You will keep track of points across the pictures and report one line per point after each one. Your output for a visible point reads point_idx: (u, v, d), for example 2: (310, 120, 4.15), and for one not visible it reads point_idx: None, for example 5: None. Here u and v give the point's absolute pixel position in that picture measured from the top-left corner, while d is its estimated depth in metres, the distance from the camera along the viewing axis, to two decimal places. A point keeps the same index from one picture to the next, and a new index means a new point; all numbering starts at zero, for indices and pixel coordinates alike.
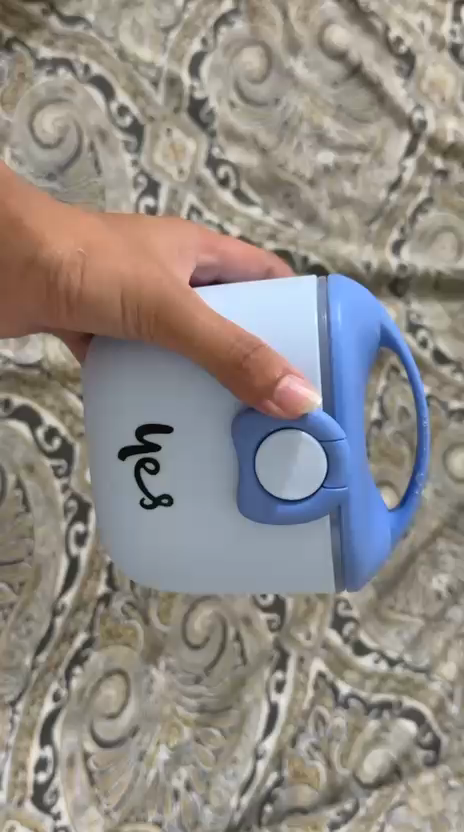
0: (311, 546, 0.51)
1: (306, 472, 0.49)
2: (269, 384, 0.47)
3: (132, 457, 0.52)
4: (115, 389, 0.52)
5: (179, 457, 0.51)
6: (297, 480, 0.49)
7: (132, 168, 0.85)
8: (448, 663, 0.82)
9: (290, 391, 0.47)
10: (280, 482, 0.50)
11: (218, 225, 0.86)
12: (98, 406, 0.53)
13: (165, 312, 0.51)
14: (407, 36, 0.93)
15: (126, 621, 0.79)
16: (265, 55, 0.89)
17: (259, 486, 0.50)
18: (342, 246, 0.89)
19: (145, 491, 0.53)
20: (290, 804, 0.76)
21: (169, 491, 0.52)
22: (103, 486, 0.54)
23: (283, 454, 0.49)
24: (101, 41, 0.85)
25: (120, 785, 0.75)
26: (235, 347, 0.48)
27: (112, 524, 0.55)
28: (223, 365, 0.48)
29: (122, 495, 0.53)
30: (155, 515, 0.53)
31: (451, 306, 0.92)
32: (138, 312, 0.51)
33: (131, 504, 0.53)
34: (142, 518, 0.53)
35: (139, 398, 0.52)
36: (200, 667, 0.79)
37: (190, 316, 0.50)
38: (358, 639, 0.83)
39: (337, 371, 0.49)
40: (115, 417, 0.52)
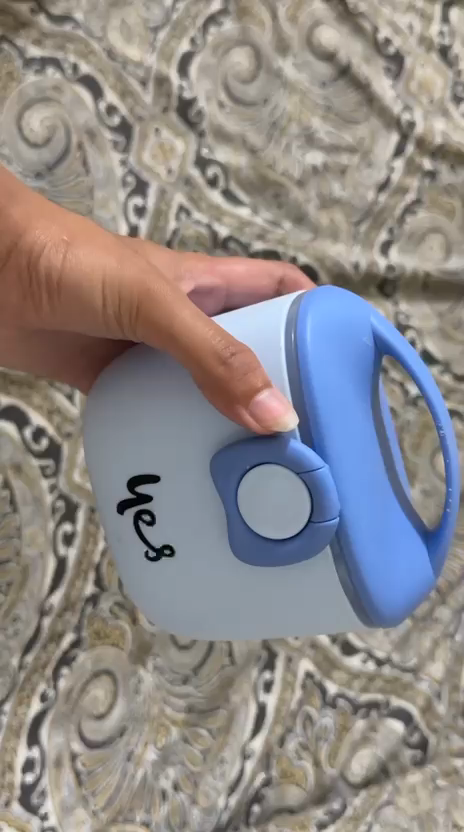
0: (317, 581, 0.47)
1: (291, 505, 0.46)
2: (245, 391, 0.45)
3: (131, 510, 0.52)
4: (111, 436, 0.52)
5: (171, 504, 0.50)
6: (282, 514, 0.46)
7: (121, 168, 0.84)
8: (435, 663, 0.83)
9: (268, 405, 0.45)
10: (264, 518, 0.47)
11: (207, 225, 0.86)
12: (98, 456, 0.53)
13: (144, 301, 0.51)
14: (395, 37, 0.93)
15: (114, 621, 0.79)
16: (254, 55, 0.89)
17: (243, 522, 0.47)
18: (330, 246, 0.90)
19: (148, 543, 0.51)
20: (277, 804, 0.76)
21: (169, 541, 0.50)
22: (115, 542, 0.54)
23: (266, 487, 0.46)
24: (90, 41, 0.84)
25: (108, 786, 0.74)
26: (210, 352, 0.46)
27: (130, 579, 0.54)
28: (201, 372, 0.47)
29: (130, 549, 0.53)
30: (160, 564, 0.52)
31: (439, 306, 0.93)
32: (118, 300, 0.52)
33: (140, 557, 0.53)
34: (152, 569, 0.52)
35: (132, 440, 0.51)
36: (188, 667, 0.80)
37: (169, 308, 0.49)
38: (346, 639, 0.84)
39: (308, 378, 0.46)
40: (112, 464, 0.52)
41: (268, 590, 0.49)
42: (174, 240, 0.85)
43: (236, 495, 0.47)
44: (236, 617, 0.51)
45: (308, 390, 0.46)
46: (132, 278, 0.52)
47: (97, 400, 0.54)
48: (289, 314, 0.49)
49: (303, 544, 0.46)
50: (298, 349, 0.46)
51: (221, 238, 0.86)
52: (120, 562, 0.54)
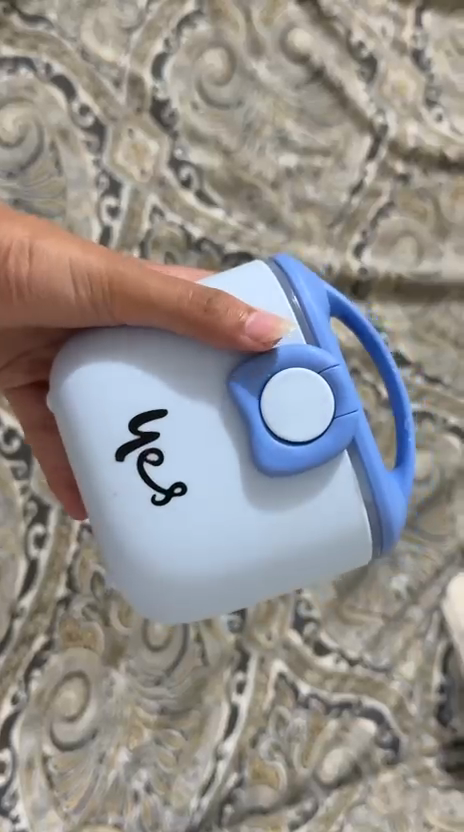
0: (338, 495, 0.48)
1: (309, 408, 0.48)
2: (237, 319, 0.46)
3: (133, 455, 0.48)
4: (98, 392, 0.48)
5: (183, 433, 0.48)
6: (302, 420, 0.48)
7: (94, 168, 0.84)
8: (407, 663, 0.84)
9: (260, 324, 0.47)
10: (286, 424, 0.48)
11: (180, 225, 0.86)
12: (84, 417, 0.48)
13: (113, 276, 0.49)
14: (369, 40, 0.93)
15: (86, 622, 0.79)
16: (227, 56, 0.89)
17: (268, 429, 0.48)
18: (304, 247, 0.90)
19: (155, 486, 0.48)
20: (250, 805, 0.76)
21: (181, 478, 0.48)
22: (106, 506, 0.48)
23: (288, 395, 0.48)
24: (63, 40, 0.85)
25: (81, 788, 0.74)
26: (189, 300, 0.47)
27: (124, 549, 0.48)
28: (184, 321, 0.47)
29: (130, 506, 0.48)
30: (170, 510, 0.48)
31: (411, 308, 0.93)
32: (87, 281, 0.50)
33: (141, 512, 0.48)
34: (157, 523, 0.48)
35: (128, 386, 0.48)
36: (161, 668, 0.79)
37: (139, 279, 0.49)
38: (319, 639, 0.84)
39: (311, 310, 0.49)
40: (104, 415, 0.48)
41: (290, 515, 0.48)
42: (148, 240, 0.85)
43: (258, 403, 0.48)
44: (252, 561, 0.48)
45: (313, 320, 0.49)
46: (99, 259, 0.51)
47: (69, 364, 0.49)
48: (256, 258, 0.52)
49: (329, 446, 0.48)
50: (293, 287, 0.50)
51: (194, 238, 0.86)
52: (111, 533, 0.49)
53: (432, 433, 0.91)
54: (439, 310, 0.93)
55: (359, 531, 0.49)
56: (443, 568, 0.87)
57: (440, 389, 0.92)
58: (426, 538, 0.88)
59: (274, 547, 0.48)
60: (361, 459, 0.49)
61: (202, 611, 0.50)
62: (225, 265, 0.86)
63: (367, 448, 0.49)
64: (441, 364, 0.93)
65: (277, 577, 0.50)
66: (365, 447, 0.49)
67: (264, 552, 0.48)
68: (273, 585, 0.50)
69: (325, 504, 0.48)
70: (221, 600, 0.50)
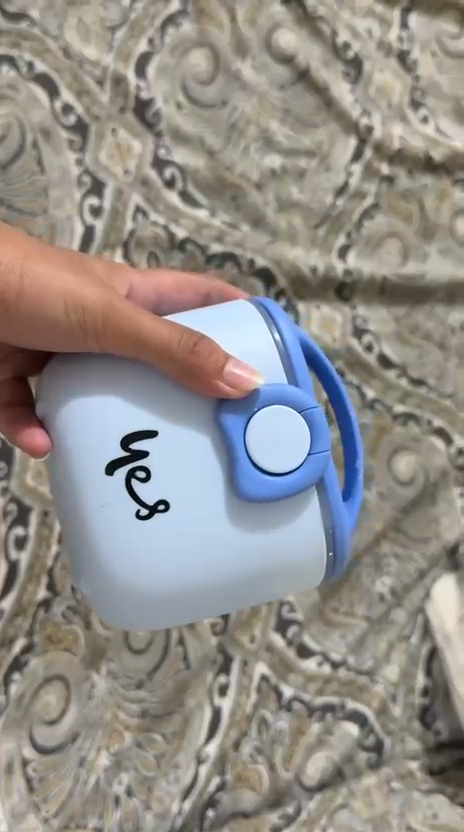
0: (306, 525, 0.50)
1: (287, 444, 0.49)
2: (217, 364, 0.47)
3: (120, 472, 0.48)
4: (89, 411, 0.48)
5: (169, 457, 0.48)
6: (278, 451, 0.49)
7: (77, 167, 0.83)
8: (391, 665, 0.85)
9: (236, 372, 0.47)
10: (266, 455, 0.49)
11: (164, 226, 0.86)
12: (73, 435, 0.48)
13: (107, 310, 0.49)
14: (354, 41, 0.93)
15: (67, 626, 0.78)
16: (212, 57, 0.88)
17: (249, 459, 0.48)
18: (288, 249, 0.90)
19: (140, 502, 0.48)
20: (232, 809, 0.76)
21: (164, 497, 0.48)
22: (88, 519, 0.48)
23: (268, 426, 0.49)
24: (46, 38, 0.83)
25: (60, 793, 0.72)
26: (176, 339, 0.47)
27: (103, 561, 0.49)
28: (167, 361, 0.47)
29: (113, 520, 0.48)
30: (152, 527, 0.48)
31: (396, 310, 0.93)
32: (80, 312, 0.49)
33: (124, 527, 0.48)
34: (140, 538, 0.48)
35: (120, 408, 0.48)
36: (143, 672, 0.79)
37: (133, 316, 0.48)
38: (302, 641, 0.84)
39: (293, 351, 0.50)
40: (94, 432, 0.48)
41: (264, 539, 0.49)
42: (131, 241, 0.84)
43: (242, 433, 0.49)
44: (228, 577, 0.50)
45: (294, 361, 0.50)
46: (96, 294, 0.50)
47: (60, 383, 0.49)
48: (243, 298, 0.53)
49: (302, 479, 0.49)
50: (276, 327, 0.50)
51: (178, 239, 0.86)
52: (89, 543, 0.49)
53: (417, 434, 0.91)
54: (423, 312, 0.94)
55: (316, 559, 0.51)
56: (427, 568, 0.88)
57: (425, 390, 0.92)
58: (411, 540, 0.89)
59: (248, 564, 0.50)
60: (327, 496, 0.51)
61: (171, 620, 0.51)
62: (209, 266, 0.86)
63: (332, 486, 0.51)
64: (426, 365, 0.93)
65: (246, 592, 0.51)
66: (330, 485, 0.51)
67: (239, 568, 0.49)
68: (240, 597, 0.51)
69: (295, 527, 0.50)
70: (192, 611, 0.51)
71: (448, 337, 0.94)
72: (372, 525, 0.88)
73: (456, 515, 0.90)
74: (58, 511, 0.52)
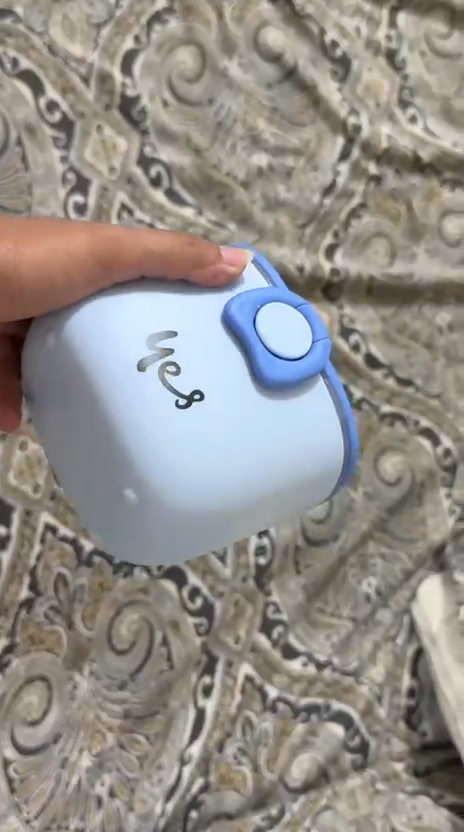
0: (320, 410, 0.51)
1: (293, 331, 0.51)
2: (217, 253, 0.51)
3: (153, 367, 0.47)
4: (116, 317, 0.48)
5: (195, 346, 0.49)
6: (287, 339, 0.51)
7: (61, 164, 0.81)
8: (376, 666, 0.84)
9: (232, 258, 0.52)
10: (279, 340, 0.50)
11: (149, 225, 0.84)
12: (101, 341, 0.47)
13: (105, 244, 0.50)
14: (343, 40, 0.93)
15: (49, 626, 0.77)
16: (199, 55, 0.88)
17: (263, 341, 0.50)
18: (276, 248, 0.89)
19: (177, 393, 0.47)
20: (215, 810, 0.75)
21: (198, 386, 0.48)
22: (123, 421, 0.47)
23: (276, 318, 0.51)
24: (30, 34, 0.82)
25: (42, 794, 0.72)
26: (176, 243, 0.51)
27: (141, 461, 0.46)
28: (177, 261, 0.50)
29: (153, 416, 0.47)
30: (191, 416, 0.47)
31: (383, 310, 0.93)
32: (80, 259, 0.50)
33: (164, 419, 0.47)
34: (181, 428, 0.47)
35: (142, 310, 0.49)
36: (126, 673, 0.78)
37: (129, 240, 0.51)
38: (288, 642, 0.84)
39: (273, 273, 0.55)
40: (122, 335, 0.48)
41: (288, 426, 0.50)
42: None
43: (255, 321, 0.50)
44: (263, 468, 0.49)
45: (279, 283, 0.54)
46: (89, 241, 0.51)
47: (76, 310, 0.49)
48: None
49: (313, 361, 0.51)
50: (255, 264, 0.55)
51: None
52: (127, 446, 0.46)
53: (404, 434, 0.91)
54: (411, 312, 0.94)
55: (334, 448, 0.52)
56: (413, 568, 0.88)
57: (412, 391, 0.92)
58: (397, 540, 0.89)
59: (280, 452, 0.49)
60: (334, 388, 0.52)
61: (207, 530, 0.49)
62: None
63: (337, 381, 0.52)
64: (413, 365, 0.93)
65: (277, 491, 0.50)
66: (335, 380, 0.52)
67: (272, 459, 0.49)
68: (268, 503, 0.51)
69: (311, 413, 0.51)
70: (229, 517, 0.49)
71: (435, 337, 0.94)
72: (358, 524, 0.88)
73: (443, 516, 0.90)
74: (77, 442, 0.50)
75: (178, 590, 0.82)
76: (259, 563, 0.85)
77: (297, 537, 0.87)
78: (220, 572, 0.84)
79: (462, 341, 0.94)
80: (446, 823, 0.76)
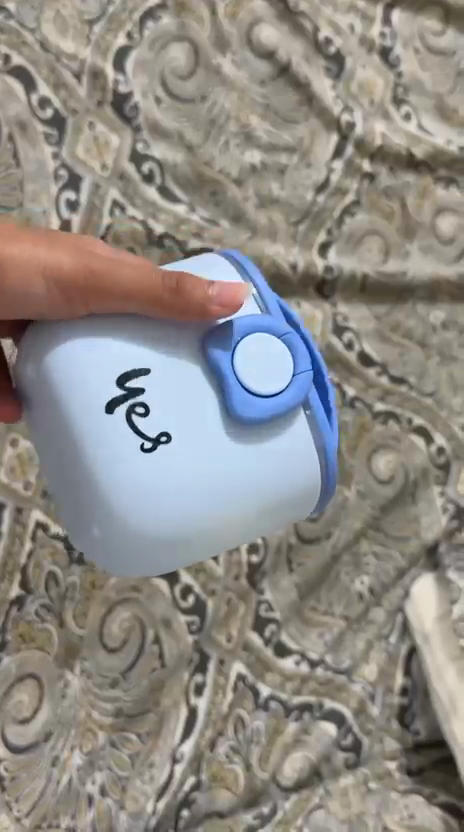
0: (298, 446, 0.49)
1: (273, 366, 0.48)
2: (204, 296, 0.47)
3: (120, 410, 0.46)
4: (85, 349, 0.46)
5: (169, 387, 0.47)
6: (266, 374, 0.48)
7: (53, 161, 0.81)
8: (369, 664, 0.84)
9: (224, 296, 0.47)
10: (256, 378, 0.48)
11: (142, 222, 0.83)
12: (71, 374, 0.46)
13: (88, 271, 0.48)
14: (336, 37, 0.93)
15: (41, 624, 0.76)
16: (192, 52, 0.88)
17: (239, 380, 0.47)
18: (269, 245, 0.89)
19: (143, 434, 0.46)
20: (207, 809, 0.75)
21: (166, 428, 0.46)
22: (88, 458, 0.46)
23: (255, 352, 0.48)
24: (22, 30, 0.81)
25: (32, 793, 0.71)
26: (160, 283, 0.47)
27: (103, 500, 0.46)
28: (157, 300, 0.47)
29: (117, 456, 0.45)
30: (156, 459, 0.46)
31: (377, 307, 0.93)
32: (59, 277, 0.49)
33: (128, 460, 0.45)
34: (144, 470, 0.45)
35: (113, 344, 0.47)
36: (117, 671, 0.78)
37: (114, 270, 0.48)
38: (280, 640, 0.84)
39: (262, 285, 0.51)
40: (92, 368, 0.46)
41: (261, 468, 0.48)
42: (108, 236, 0.82)
43: (232, 358, 0.47)
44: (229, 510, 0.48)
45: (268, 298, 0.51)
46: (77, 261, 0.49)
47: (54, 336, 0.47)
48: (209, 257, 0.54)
49: (292, 397, 0.48)
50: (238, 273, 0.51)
51: (156, 234, 0.83)
52: (90, 481, 0.46)
53: (397, 433, 0.91)
54: (405, 311, 0.94)
55: (311, 481, 0.50)
56: (406, 567, 0.88)
57: (405, 389, 0.92)
58: (390, 539, 0.88)
59: (250, 496, 0.48)
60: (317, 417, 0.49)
61: (171, 561, 0.49)
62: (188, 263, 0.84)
63: (321, 409, 0.50)
64: (407, 364, 0.93)
65: (246, 526, 0.49)
66: (319, 408, 0.50)
67: (240, 501, 0.48)
68: (240, 534, 0.50)
69: (289, 452, 0.49)
70: (193, 551, 0.48)
71: (429, 336, 0.94)
72: (351, 524, 0.88)
73: (436, 515, 0.89)
74: (51, 464, 0.49)
75: (170, 588, 0.82)
76: (251, 562, 0.85)
77: (289, 535, 0.87)
78: (212, 569, 0.84)
79: (456, 341, 0.94)
80: (439, 823, 0.77)
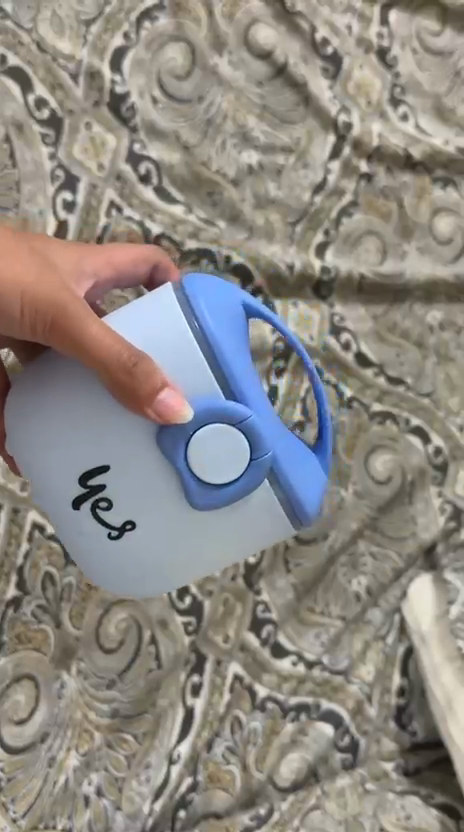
0: (260, 512, 0.53)
1: (227, 454, 0.51)
2: (150, 392, 0.48)
3: (87, 503, 0.53)
4: (51, 444, 0.52)
5: (126, 481, 0.52)
6: (221, 462, 0.51)
7: (50, 161, 0.80)
8: (366, 664, 0.84)
9: (170, 401, 0.49)
10: (209, 469, 0.51)
11: (139, 223, 0.83)
12: (43, 466, 0.52)
13: (63, 319, 0.52)
14: (333, 37, 0.93)
15: (37, 625, 0.76)
16: (189, 53, 0.86)
17: (191, 476, 0.51)
18: (265, 246, 0.89)
19: (109, 524, 0.53)
20: (204, 809, 0.75)
21: (129, 518, 0.53)
22: (69, 535, 0.55)
23: (208, 443, 0.51)
24: (18, 30, 0.80)
25: (27, 794, 0.71)
26: (112, 369, 0.49)
27: (88, 563, 0.55)
28: (112, 387, 0.50)
29: (91, 540, 0.54)
30: (123, 543, 0.53)
31: (374, 308, 0.94)
32: (35, 314, 0.55)
33: (100, 544, 0.54)
34: (114, 551, 0.54)
35: (74, 439, 0.51)
36: (113, 672, 0.78)
37: (80, 333, 0.51)
38: (277, 641, 0.84)
39: (217, 349, 0.50)
40: (59, 465, 0.52)
41: (222, 540, 0.54)
42: (105, 237, 0.82)
43: (185, 453, 0.51)
44: (198, 568, 0.55)
45: (224, 367, 0.50)
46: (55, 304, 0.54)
47: (29, 417, 0.53)
48: (177, 295, 0.52)
49: (245, 482, 0.52)
50: (196, 326, 0.51)
51: (153, 235, 0.84)
52: (75, 550, 0.55)
53: (395, 433, 0.91)
54: (401, 311, 0.94)
55: (282, 529, 0.55)
56: (404, 568, 0.88)
57: (402, 390, 0.92)
58: (387, 539, 0.88)
59: (215, 558, 0.55)
60: (281, 479, 0.53)
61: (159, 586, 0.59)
62: (184, 265, 0.85)
63: (286, 473, 0.53)
64: (404, 365, 0.93)
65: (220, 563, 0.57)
66: (283, 472, 0.53)
67: (205, 563, 0.55)
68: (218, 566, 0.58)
69: (249, 519, 0.54)
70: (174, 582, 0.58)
71: (426, 336, 0.94)
72: (348, 524, 0.88)
73: (433, 515, 0.90)
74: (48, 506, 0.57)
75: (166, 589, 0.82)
76: (248, 562, 0.85)
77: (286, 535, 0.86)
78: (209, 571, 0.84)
79: (453, 340, 0.95)
80: (435, 823, 0.76)
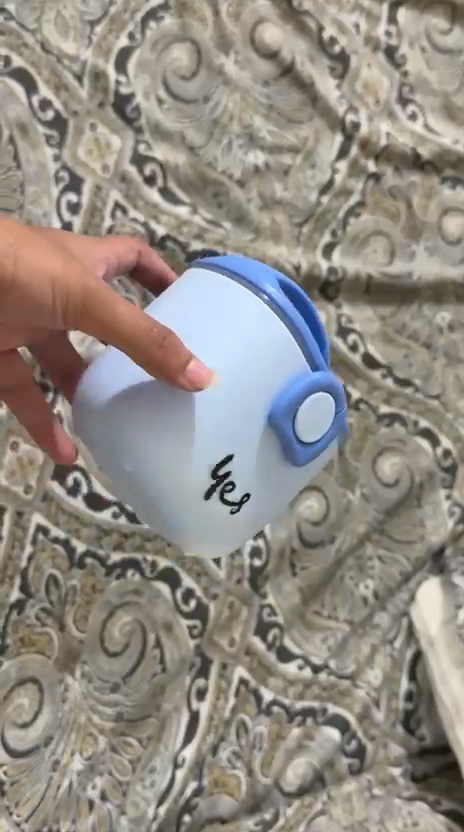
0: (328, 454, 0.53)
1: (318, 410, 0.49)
2: (180, 365, 0.45)
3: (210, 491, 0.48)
4: (159, 442, 0.47)
5: (243, 454, 0.48)
6: (316, 420, 0.49)
7: (54, 163, 0.79)
8: (374, 669, 0.84)
9: (200, 370, 0.45)
10: (312, 428, 0.49)
11: (144, 225, 0.82)
12: (153, 479, 0.48)
13: (90, 301, 0.45)
14: (341, 36, 0.92)
15: (40, 628, 0.75)
16: (194, 53, 0.86)
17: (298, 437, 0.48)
18: (272, 247, 0.88)
19: (230, 503, 0.49)
20: (209, 813, 0.74)
21: (246, 490, 0.49)
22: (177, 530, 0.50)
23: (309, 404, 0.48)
24: (23, 32, 0.79)
25: (32, 795, 0.70)
26: (154, 350, 0.44)
27: (213, 547, 0.51)
28: (146, 370, 0.46)
29: (212, 524, 0.49)
30: (239, 516, 0.50)
31: (381, 309, 0.93)
32: (56, 292, 0.45)
33: (219, 525, 0.50)
34: (232, 525, 0.50)
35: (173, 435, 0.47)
36: (118, 675, 0.77)
37: (113, 315, 0.45)
38: (283, 645, 0.83)
39: (291, 314, 0.48)
40: (179, 462, 0.47)
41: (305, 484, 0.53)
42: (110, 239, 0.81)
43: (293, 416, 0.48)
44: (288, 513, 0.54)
45: (301, 330, 0.48)
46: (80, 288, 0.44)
47: (118, 433, 0.48)
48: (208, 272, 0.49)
49: (331, 430, 0.50)
50: (243, 286, 0.48)
51: (157, 238, 0.82)
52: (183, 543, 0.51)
53: (403, 435, 0.90)
54: (410, 312, 0.93)
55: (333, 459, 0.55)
56: (412, 572, 0.87)
57: (411, 391, 0.92)
58: (394, 542, 0.88)
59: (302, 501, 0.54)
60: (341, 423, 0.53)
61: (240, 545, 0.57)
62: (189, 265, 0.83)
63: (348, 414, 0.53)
64: (412, 365, 0.92)
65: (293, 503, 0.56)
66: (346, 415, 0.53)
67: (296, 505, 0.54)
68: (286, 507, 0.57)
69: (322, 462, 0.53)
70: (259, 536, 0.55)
71: (435, 337, 0.93)
72: (356, 528, 0.87)
73: (442, 517, 0.89)
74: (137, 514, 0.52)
75: (171, 592, 0.81)
76: (254, 565, 0.84)
77: (292, 537, 0.86)
78: (213, 573, 0.83)
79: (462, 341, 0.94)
80: (441, 825, 0.75)
